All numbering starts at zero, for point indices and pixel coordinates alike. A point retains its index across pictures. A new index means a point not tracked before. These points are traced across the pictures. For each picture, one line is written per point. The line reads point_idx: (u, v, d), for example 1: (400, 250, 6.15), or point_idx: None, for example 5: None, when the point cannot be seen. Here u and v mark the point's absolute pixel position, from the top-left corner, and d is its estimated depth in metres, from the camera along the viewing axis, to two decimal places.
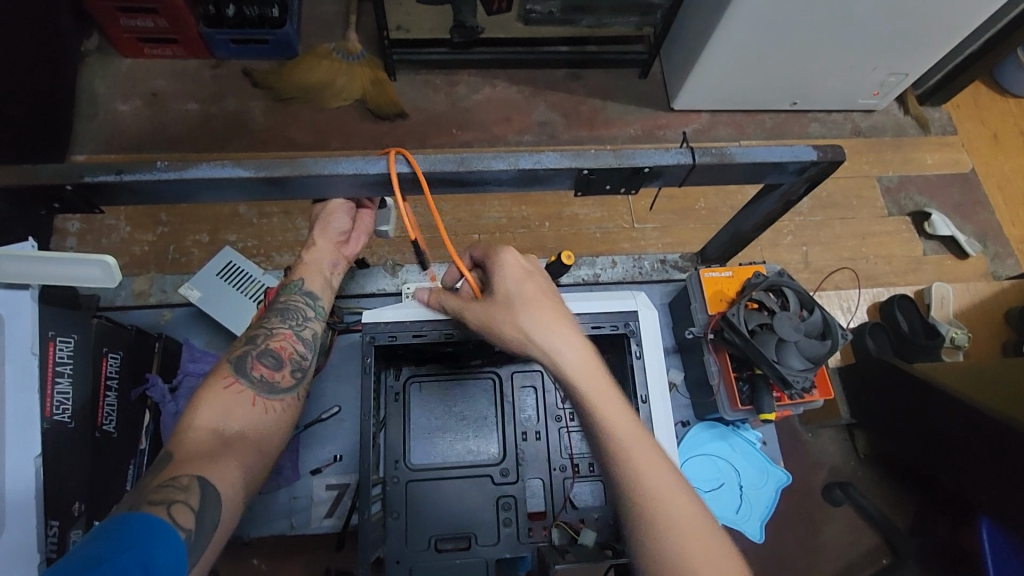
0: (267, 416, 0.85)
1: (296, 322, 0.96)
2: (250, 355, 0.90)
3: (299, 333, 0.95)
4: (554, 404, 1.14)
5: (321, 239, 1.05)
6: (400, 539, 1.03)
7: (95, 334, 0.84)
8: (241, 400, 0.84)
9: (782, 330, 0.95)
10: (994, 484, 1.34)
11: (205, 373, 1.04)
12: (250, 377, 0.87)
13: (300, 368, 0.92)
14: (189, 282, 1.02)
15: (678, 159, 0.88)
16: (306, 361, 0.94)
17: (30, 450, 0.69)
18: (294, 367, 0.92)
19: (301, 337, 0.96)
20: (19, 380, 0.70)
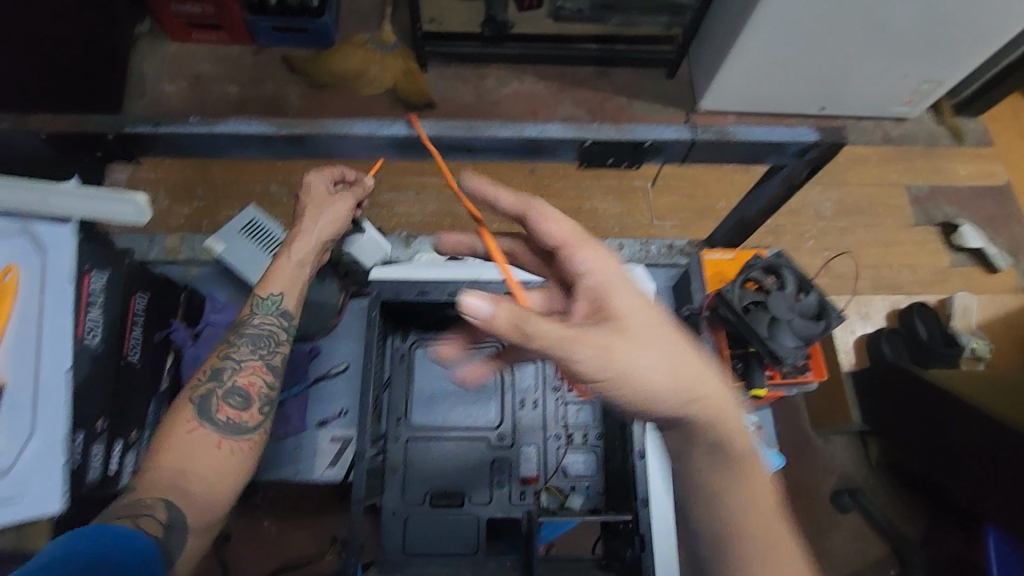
0: (231, 460, 0.83)
1: (266, 350, 0.92)
2: (215, 394, 0.86)
3: (268, 362, 0.92)
4: (553, 375, 1.18)
5: (317, 231, 0.97)
6: (398, 492, 1.09)
7: (126, 273, 0.91)
8: (205, 444, 0.83)
9: (776, 308, 0.98)
10: (1003, 490, 1.33)
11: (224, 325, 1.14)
12: (216, 421, 0.85)
13: (267, 403, 0.89)
14: (215, 237, 1.08)
15: (677, 135, 0.91)
16: (273, 394, 0.91)
17: (63, 365, 0.76)
18: (261, 402, 0.89)
19: (270, 365, 0.92)
20: (59, 303, 0.78)
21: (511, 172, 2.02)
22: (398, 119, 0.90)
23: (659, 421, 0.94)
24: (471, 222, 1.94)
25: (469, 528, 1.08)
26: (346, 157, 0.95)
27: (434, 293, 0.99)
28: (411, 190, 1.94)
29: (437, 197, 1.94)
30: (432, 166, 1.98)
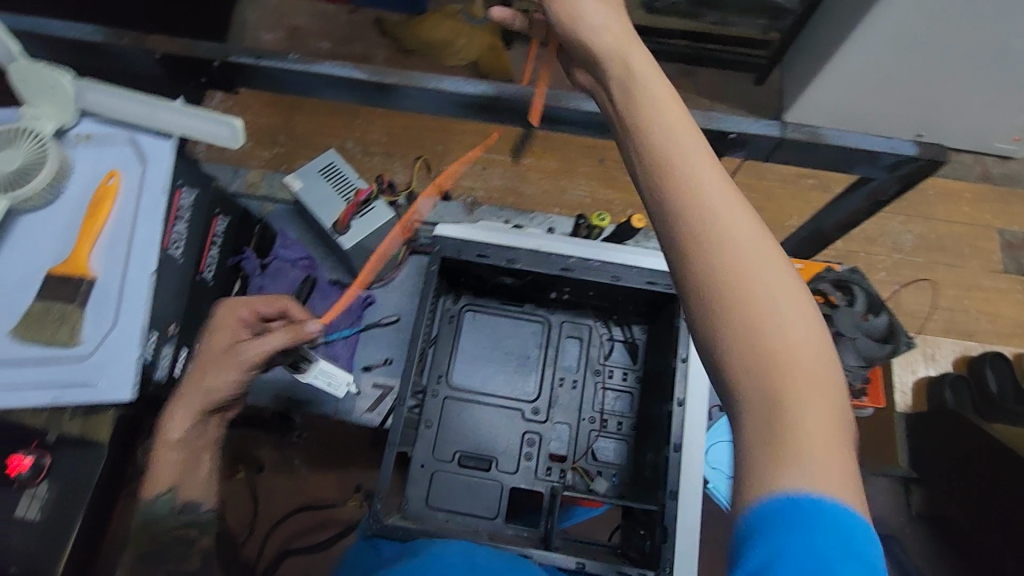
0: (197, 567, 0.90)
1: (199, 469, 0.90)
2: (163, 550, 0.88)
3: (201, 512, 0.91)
4: (596, 358, 1.18)
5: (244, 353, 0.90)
6: (428, 447, 1.11)
7: (212, 195, 0.97)
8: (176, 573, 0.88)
9: (840, 325, 0.93)
10: None
11: (292, 262, 1.19)
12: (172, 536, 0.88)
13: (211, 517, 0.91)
14: (295, 174, 1.12)
15: (765, 130, 0.88)
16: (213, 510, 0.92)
17: (148, 267, 0.82)
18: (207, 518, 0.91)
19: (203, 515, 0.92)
20: (151, 210, 0.84)
21: (580, 159, 2.00)
22: (483, 80, 0.91)
23: (699, 418, 0.93)
24: (533, 204, 1.93)
25: (492, 493, 1.10)
26: (427, 112, 0.97)
27: (494, 257, 0.99)
28: (479, 164, 1.96)
29: (504, 175, 1.96)
30: (502, 143, 1.99)
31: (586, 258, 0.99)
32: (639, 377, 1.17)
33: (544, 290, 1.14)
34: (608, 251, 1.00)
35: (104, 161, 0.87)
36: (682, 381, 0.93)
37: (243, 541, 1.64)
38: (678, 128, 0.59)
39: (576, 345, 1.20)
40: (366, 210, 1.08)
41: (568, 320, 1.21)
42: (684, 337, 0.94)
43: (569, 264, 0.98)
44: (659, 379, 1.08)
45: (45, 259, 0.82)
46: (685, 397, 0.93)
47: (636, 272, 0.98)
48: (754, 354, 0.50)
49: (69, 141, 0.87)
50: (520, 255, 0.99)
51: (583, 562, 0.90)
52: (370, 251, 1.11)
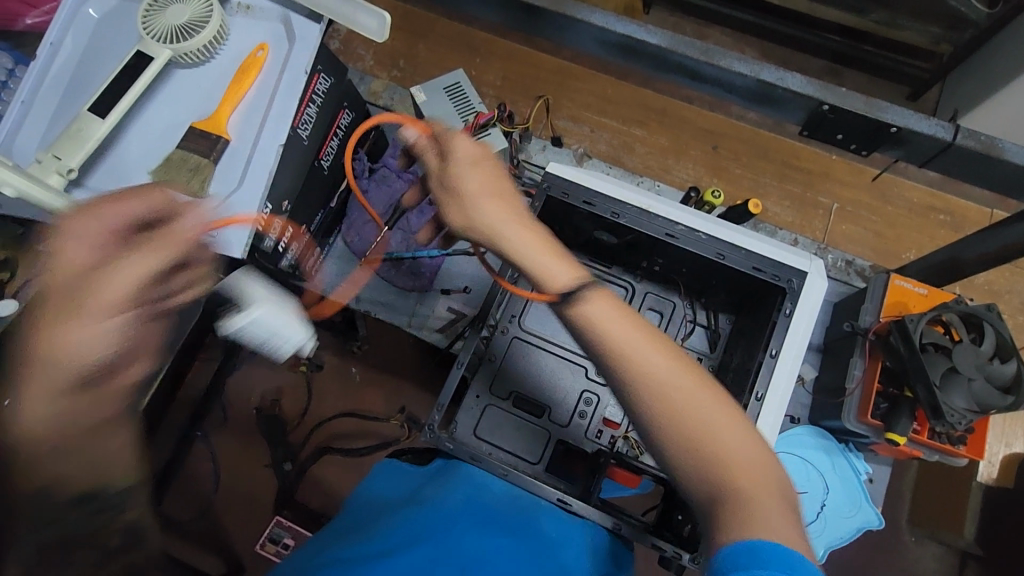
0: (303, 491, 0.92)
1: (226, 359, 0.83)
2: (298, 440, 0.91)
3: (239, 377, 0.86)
4: (673, 338, 1.14)
5: None
6: (487, 380, 1.13)
7: (342, 88, 0.99)
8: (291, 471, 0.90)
9: (960, 361, 0.84)
10: None
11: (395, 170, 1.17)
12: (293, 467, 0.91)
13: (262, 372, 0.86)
14: (420, 87, 1.12)
15: (934, 130, 0.79)
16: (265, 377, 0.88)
17: (278, 139, 0.86)
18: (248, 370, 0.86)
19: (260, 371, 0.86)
20: (291, 87, 0.87)
21: (694, 142, 1.91)
22: (635, 20, 0.86)
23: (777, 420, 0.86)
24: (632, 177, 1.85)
25: (540, 440, 1.10)
26: (568, 46, 0.94)
27: (601, 206, 0.95)
28: (587, 126, 1.89)
29: (611, 141, 1.90)
30: (616, 109, 1.92)
31: (695, 227, 0.94)
32: (714, 368, 1.12)
33: (638, 255, 1.10)
34: (719, 225, 0.94)
35: (257, 33, 0.90)
36: (766, 378, 0.87)
37: (290, 428, 1.75)
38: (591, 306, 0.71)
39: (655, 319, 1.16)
40: (483, 133, 1.07)
41: (652, 292, 1.16)
42: (780, 333, 0.88)
43: (677, 230, 0.93)
44: (736, 374, 1.03)
45: (190, 113, 0.87)
46: (765, 394, 0.87)
47: (743, 255, 0.92)
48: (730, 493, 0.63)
49: (230, 9, 0.91)
50: (630, 209, 0.94)
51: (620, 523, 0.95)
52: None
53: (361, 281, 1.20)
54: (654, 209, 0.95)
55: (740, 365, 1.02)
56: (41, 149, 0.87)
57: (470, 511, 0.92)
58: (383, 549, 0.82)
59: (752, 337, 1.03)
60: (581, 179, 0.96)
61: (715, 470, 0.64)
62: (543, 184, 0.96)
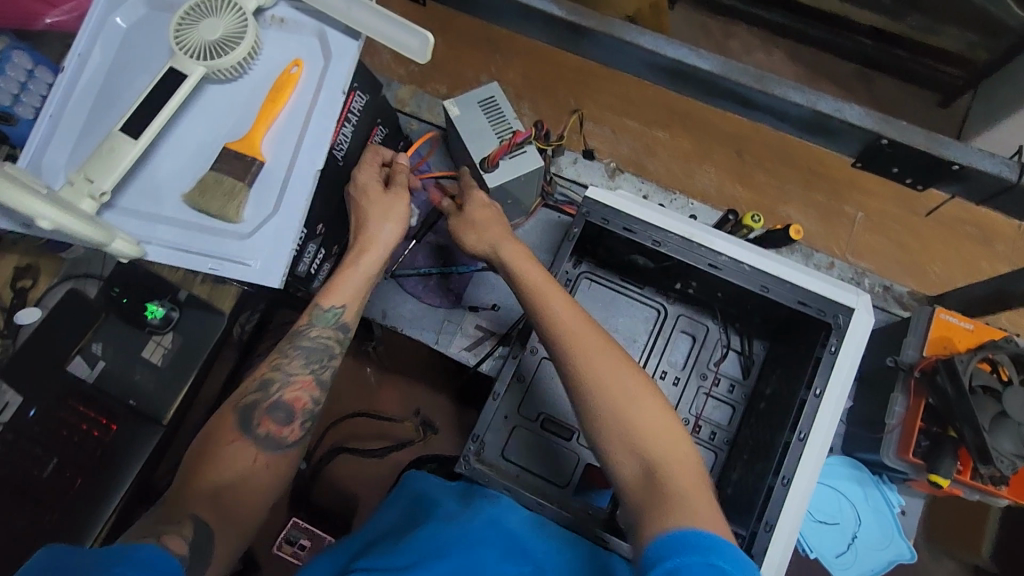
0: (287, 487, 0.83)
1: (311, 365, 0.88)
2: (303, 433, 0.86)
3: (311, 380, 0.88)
4: (705, 361, 1.13)
5: None
6: (516, 401, 1.11)
7: (377, 105, 0.96)
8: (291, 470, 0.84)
9: (1011, 405, 0.82)
10: None
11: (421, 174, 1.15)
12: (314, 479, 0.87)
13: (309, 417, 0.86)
14: (453, 101, 1.09)
15: (999, 169, 0.75)
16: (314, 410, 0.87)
17: (315, 161, 0.83)
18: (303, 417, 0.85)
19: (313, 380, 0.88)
20: (327, 107, 0.84)
21: (717, 146, 1.86)
22: (686, 44, 0.83)
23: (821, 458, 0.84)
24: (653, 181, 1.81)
25: (568, 462, 1.10)
26: (612, 66, 0.91)
27: (642, 234, 0.93)
28: (609, 128, 1.85)
29: (633, 144, 1.86)
30: (639, 111, 1.88)
31: (739, 259, 0.92)
32: (746, 394, 1.11)
33: (675, 280, 1.08)
34: (764, 257, 0.92)
35: (291, 47, 0.87)
36: (810, 417, 0.85)
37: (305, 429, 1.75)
38: (553, 303, 0.81)
39: (688, 342, 1.14)
40: (519, 151, 1.04)
41: (685, 314, 1.15)
42: (825, 370, 0.86)
43: (719, 261, 0.92)
44: (772, 403, 1.01)
45: (223, 132, 0.85)
46: (808, 433, 0.85)
47: (788, 289, 0.90)
48: (665, 479, 0.68)
49: (263, 21, 0.87)
50: (670, 238, 0.93)
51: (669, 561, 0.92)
52: (512, 194, 1.08)
53: (389, 297, 1.19)
54: (697, 239, 0.93)
55: (778, 395, 1.00)
56: (71, 167, 0.85)
57: (496, 535, 0.87)
58: (405, 563, 0.80)
59: (789, 368, 1.01)
60: (623, 205, 0.94)
61: (647, 454, 0.70)
62: (583, 210, 0.94)
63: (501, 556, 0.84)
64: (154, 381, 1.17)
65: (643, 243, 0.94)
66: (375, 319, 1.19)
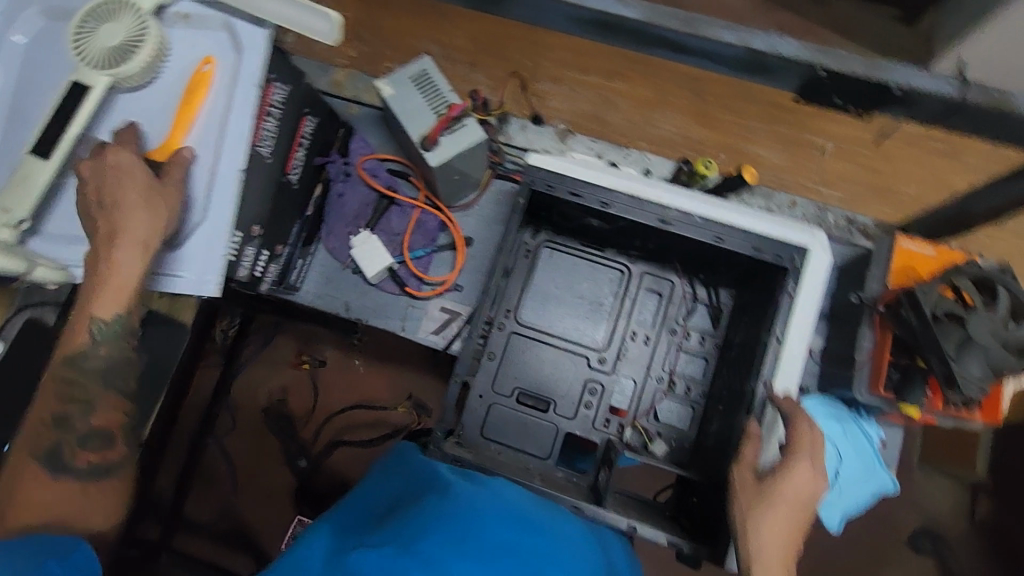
0: None
1: None
2: None
3: None
4: (673, 317, 1.11)
5: None
6: (489, 379, 1.10)
7: (303, 94, 0.92)
8: None
9: (975, 328, 0.81)
10: None
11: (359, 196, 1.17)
12: None
13: None
14: (385, 80, 1.04)
15: (938, 88, 0.73)
16: None
17: (237, 160, 0.80)
18: None
19: None
20: (242, 102, 0.81)
21: (675, 89, 1.81)
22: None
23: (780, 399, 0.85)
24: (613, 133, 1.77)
25: (547, 433, 1.09)
26: (539, 25, 0.86)
27: (588, 197, 0.91)
28: (565, 86, 1.80)
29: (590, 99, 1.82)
30: (591, 64, 1.82)
31: (689, 212, 0.90)
32: (717, 344, 1.10)
33: (633, 237, 1.06)
34: (714, 207, 0.90)
35: (200, 45, 0.82)
36: (773, 362, 0.85)
37: (301, 425, 1.74)
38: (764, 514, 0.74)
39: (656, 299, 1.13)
40: (457, 125, 1.01)
41: (649, 272, 1.13)
42: (784, 315, 0.86)
43: (669, 216, 0.89)
44: (742, 351, 1.01)
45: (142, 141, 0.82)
46: (772, 378, 0.85)
47: (742, 236, 0.88)
48: None
49: (167, 19, 0.83)
50: (618, 197, 0.90)
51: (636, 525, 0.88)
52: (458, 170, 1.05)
53: (349, 288, 1.16)
54: (643, 196, 0.91)
55: (745, 343, 0.99)
56: None
57: (486, 504, 0.74)
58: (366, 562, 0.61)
59: (754, 317, 1.00)
60: (567, 170, 0.92)
61: None
62: (526, 177, 0.91)
63: (497, 524, 0.70)
64: None
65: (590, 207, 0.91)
66: (340, 313, 1.17)
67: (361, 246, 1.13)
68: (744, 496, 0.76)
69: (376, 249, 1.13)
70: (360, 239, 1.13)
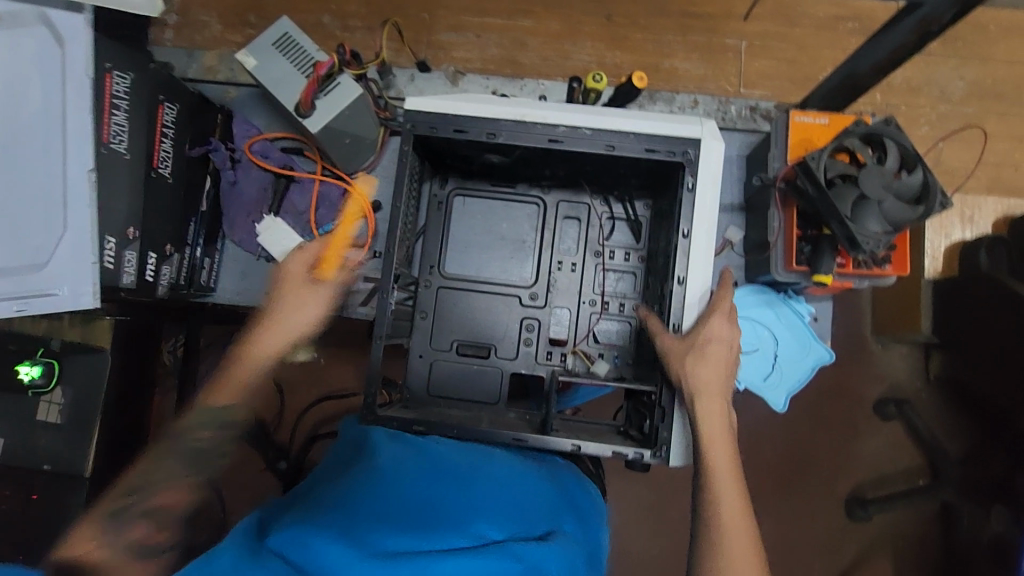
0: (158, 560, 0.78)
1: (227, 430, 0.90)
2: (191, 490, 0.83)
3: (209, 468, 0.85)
4: (596, 239, 1.10)
5: None
6: (425, 338, 1.09)
7: (156, 79, 0.87)
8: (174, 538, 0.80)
9: (867, 184, 0.82)
10: None
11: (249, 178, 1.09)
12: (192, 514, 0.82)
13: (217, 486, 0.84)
14: (245, 50, 0.98)
15: None
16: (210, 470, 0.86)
17: (84, 163, 0.78)
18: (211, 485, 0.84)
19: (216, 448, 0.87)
20: (78, 99, 0.78)
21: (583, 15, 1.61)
22: None
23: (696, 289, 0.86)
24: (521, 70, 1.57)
25: (493, 378, 1.08)
26: None
27: (474, 130, 0.88)
28: None
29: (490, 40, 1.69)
30: None
31: (577, 124, 0.87)
32: (642, 257, 1.10)
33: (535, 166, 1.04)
34: (600, 113, 0.87)
35: None
36: (683, 259, 0.85)
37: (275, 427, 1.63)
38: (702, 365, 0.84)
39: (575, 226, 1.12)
40: (330, 84, 0.98)
41: (564, 199, 1.12)
42: (687, 210, 0.85)
43: (557, 133, 0.87)
44: (662, 258, 1.00)
45: None
46: (686, 276, 0.86)
47: (631, 139, 0.87)
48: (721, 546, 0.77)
49: None
50: (504, 124, 0.88)
51: (580, 445, 0.89)
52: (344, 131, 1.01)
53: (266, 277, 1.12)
54: (530, 116, 0.88)
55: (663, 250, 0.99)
56: None
57: (417, 458, 0.80)
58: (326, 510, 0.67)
59: (665, 221, 1.00)
60: (448, 106, 0.88)
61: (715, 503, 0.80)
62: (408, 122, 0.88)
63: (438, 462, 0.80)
64: (64, 441, 1.12)
65: (478, 140, 0.88)
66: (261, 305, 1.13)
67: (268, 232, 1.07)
68: (676, 354, 0.84)
69: (281, 232, 1.07)
70: (265, 226, 1.07)
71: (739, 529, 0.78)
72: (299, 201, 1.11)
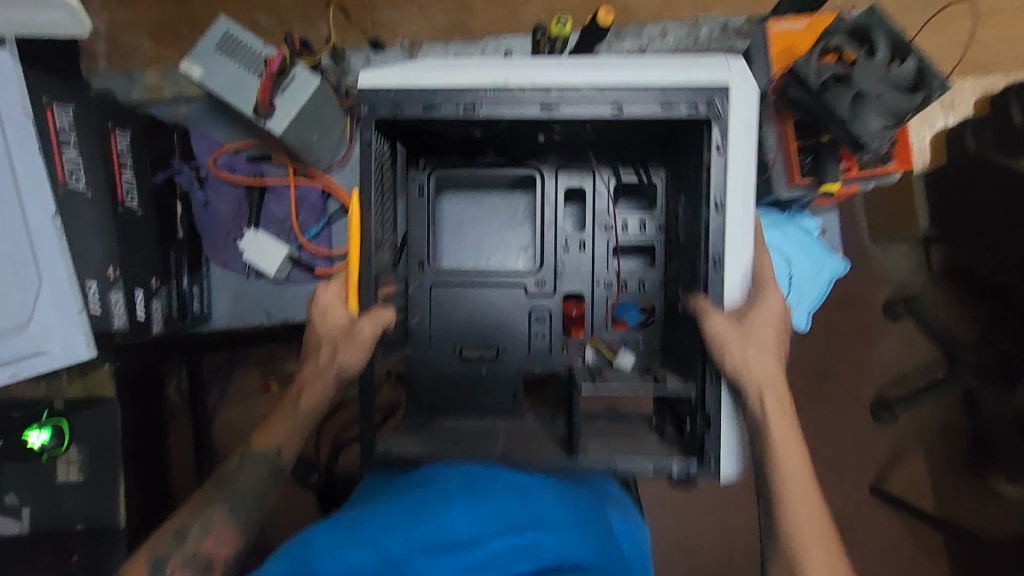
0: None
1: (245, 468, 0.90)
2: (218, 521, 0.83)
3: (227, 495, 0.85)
4: (604, 212, 1.06)
5: None
6: (430, 342, 1.05)
7: (99, 105, 0.81)
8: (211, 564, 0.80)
9: (861, 81, 0.78)
10: None
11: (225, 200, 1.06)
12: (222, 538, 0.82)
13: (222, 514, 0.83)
14: (188, 58, 0.92)
15: None
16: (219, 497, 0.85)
17: (46, 208, 0.73)
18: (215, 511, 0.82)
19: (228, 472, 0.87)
20: (21, 142, 0.72)
21: None
22: None
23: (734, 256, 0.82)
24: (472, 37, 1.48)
25: (505, 380, 1.02)
26: None
27: (451, 111, 0.83)
28: None
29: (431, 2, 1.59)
30: None
31: (573, 97, 0.82)
32: (659, 226, 1.05)
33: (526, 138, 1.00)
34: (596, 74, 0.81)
35: None
36: (718, 235, 0.82)
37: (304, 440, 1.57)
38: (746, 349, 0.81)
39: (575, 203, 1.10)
40: (285, 81, 0.91)
41: (563, 175, 1.07)
42: (716, 175, 0.81)
43: (549, 108, 0.82)
44: (686, 233, 0.94)
45: None
46: (722, 254, 0.82)
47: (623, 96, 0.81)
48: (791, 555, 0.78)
49: None
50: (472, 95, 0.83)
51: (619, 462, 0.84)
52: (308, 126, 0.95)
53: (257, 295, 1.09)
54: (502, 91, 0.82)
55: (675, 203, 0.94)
56: None
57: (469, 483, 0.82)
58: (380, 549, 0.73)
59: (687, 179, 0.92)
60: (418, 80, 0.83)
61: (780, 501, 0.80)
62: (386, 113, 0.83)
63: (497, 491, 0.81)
64: (88, 499, 1.09)
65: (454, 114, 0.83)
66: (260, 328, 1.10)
67: (251, 245, 1.04)
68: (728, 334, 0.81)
69: (266, 244, 1.03)
70: (248, 241, 1.03)
71: (806, 509, 0.79)
72: (278, 209, 1.07)
